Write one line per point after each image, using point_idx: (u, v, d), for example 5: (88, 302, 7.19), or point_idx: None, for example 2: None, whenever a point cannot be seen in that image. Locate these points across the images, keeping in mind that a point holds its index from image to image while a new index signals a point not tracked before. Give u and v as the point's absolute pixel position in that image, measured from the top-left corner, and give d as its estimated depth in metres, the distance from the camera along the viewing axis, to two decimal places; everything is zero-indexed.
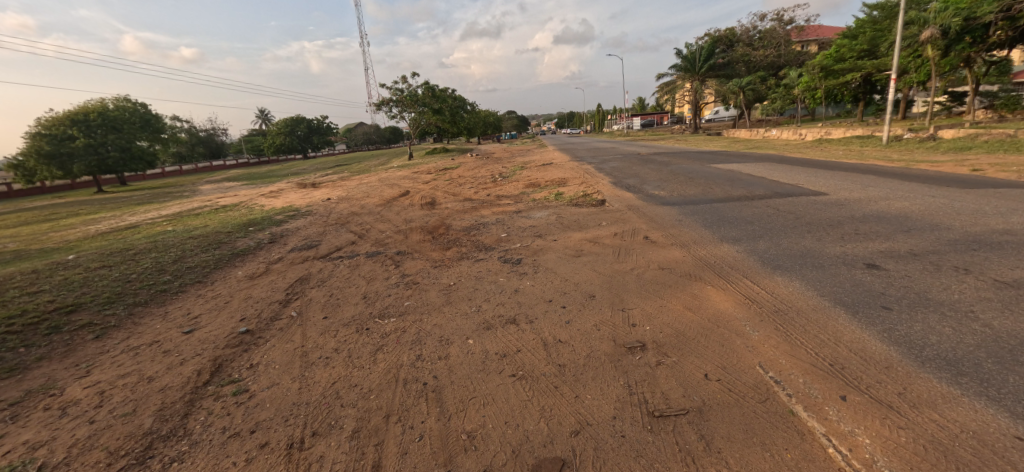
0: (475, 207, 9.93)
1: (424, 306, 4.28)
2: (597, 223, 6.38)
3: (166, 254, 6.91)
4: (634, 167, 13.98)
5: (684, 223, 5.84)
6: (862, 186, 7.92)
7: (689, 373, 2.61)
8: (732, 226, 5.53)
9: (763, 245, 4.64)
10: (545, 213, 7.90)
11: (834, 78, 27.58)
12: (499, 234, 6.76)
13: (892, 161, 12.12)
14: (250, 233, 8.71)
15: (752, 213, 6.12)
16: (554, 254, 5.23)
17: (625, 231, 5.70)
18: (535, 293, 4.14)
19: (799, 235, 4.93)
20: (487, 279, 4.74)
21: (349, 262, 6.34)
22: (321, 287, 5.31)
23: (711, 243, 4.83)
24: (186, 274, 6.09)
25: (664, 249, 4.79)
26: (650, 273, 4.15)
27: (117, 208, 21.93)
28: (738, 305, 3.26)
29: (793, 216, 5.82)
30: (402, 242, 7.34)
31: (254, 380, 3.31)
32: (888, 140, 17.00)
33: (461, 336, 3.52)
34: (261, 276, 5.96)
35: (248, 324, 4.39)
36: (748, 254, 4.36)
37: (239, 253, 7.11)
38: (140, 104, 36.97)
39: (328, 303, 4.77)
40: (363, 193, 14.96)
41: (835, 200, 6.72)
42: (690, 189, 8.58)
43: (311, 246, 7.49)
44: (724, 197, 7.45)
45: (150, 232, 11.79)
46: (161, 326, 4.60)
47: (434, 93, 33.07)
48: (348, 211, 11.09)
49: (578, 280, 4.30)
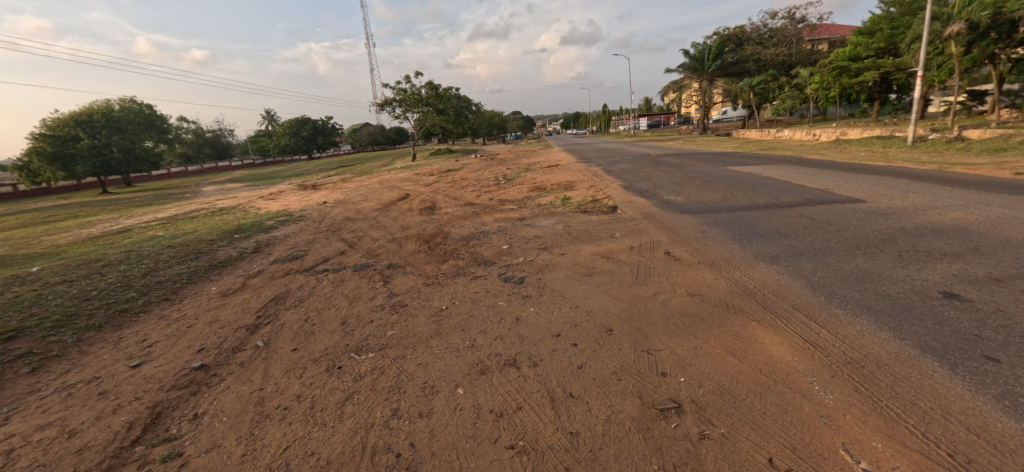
0: (477, 213, 9.28)
1: (410, 337, 3.65)
2: (609, 234, 5.72)
3: (137, 266, 6.31)
4: (644, 169, 13.27)
5: (708, 235, 5.17)
6: (902, 192, 7.19)
7: (748, 457, 1.95)
8: (765, 240, 4.85)
9: (810, 265, 3.98)
10: (553, 220, 7.22)
11: (850, 76, 26.59)
12: (501, 245, 6.11)
13: (922, 164, 11.28)
14: (234, 241, 8.09)
15: (785, 225, 5.44)
16: (563, 272, 4.56)
17: (642, 245, 5.04)
18: (540, 325, 3.47)
19: (848, 253, 4.25)
20: (484, 302, 4.09)
21: (334, 278, 5.70)
22: (297, 308, 4.69)
23: (745, 262, 4.16)
24: (153, 291, 5.49)
25: (690, 268, 4.11)
26: (677, 300, 3.49)
27: (117, 210, 21.48)
28: (795, 350, 2.60)
29: (834, 229, 5.12)
30: (395, 254, 6.68)
31: (192, 439, 2.69)
32: (911, 142, 16.18)
33: (449, 383, 2.88)
34: (235, 293, 5.35)
35: (205, 357, 3.76)
36: (793, 277, 3.70)
37: (218, 266, 6.49)
38: (146, 105, 36.72)
39: (301, 329, 4.14)
40: (361, 197, 14.31)
41: (877, 209, 6.01)
42: (709, 195, 7.86)
43: (296, 257, 6.87)
44: (748, 204, 6.78)
45: (137, 238, 11.22)
46: (107, 357, 3.98)
47: (438, 93, 32.45)
48: (343, 217, 10.49)
49: (590, 307, 3.63)
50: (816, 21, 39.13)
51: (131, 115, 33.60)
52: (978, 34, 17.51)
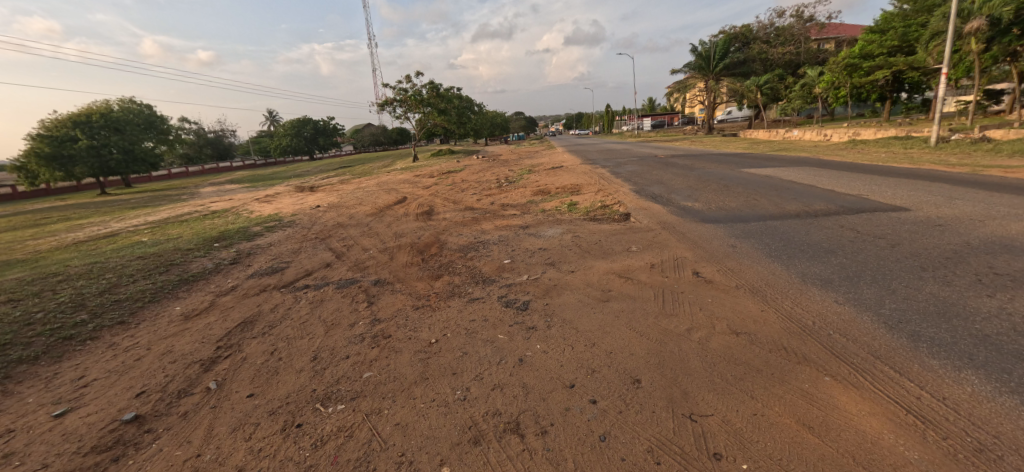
0: (476, 219, 8.63)
1: (390, 382, 2.99)
2: (625, 247, 5.06)
3: (97, 281, 5.68)
4: (654, 171, 12.65)
5: (740, 250, 4.50)
6: (946, 199, 6.50)
7: None
8: (808, 257, 4.17)
9: (873, 293, 3.30)
10: (559, 229, 6.55)
11: (862, 74, 25.46)
12: (502, 259, 5.45)
13: (951, 167, 10.57)
14: (213, 250, 7.46)
15: (827, 238, 4.76)
16: (574, 296, 3.88)
17: (665, 262, 4.36)
18: (549, 370, 2.81)
19: (915, 277, 3.55)
20: (482, 335, 3.42)
21: (313, 297, 5.04)
22: (264, 337, 4.03)
23: (793, 288, 3.47)
24: (108, 313, 4.85)
25: (727, 295, 3.43)
26: (717, 339, 2.82)
27: (109, 213, 20.89)
28: (896, 428, 1.93)
29: (886, 244, 4.43)
30: (384, 267, 6.01)
31: None
32: (933, 142, 15.41)
33: (432, 458, 2.23)
34: (199, 316, 4.72)
35: (141, 406, 3.12)
36: (857, 309, 3.04)
37: (187, 281, 5.85)
38: (145, 105, 36.19)
39: (264, 366, 3.48)
40: (356, 200, 13.66)
41: (927, 219, 5.32)
42: (730, 202, 7.16)
43: (276, 271, 6.21)
44: (776, 213, 6.10)
45: (121, 244, 10.64)
46: (31, 400, 3.35)
47: (439, 93, 31.86)
48: (334, 222, 9.84)
49: (611, 347, 2.96)
50: (824, 20, 38.38)
51: (130, 116, 33.14)
52: (999, 30, 16.71)
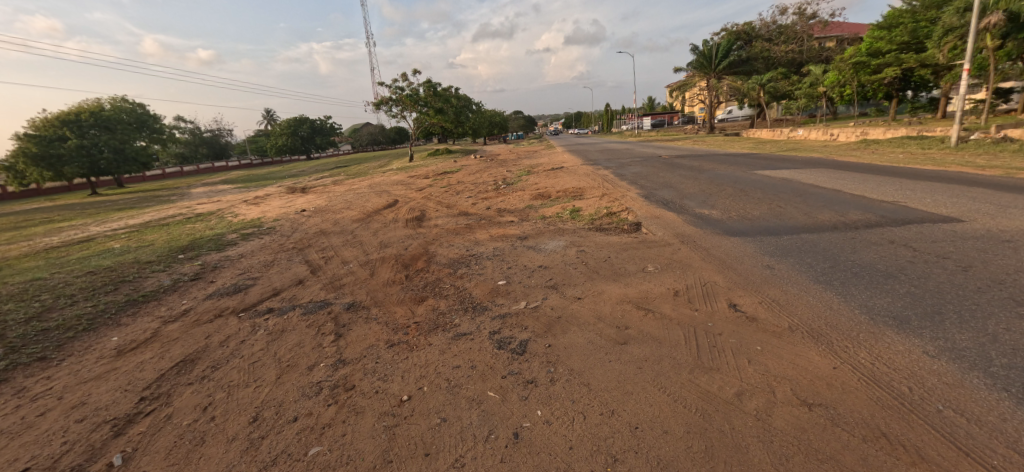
0: (470, 227, 7.86)
1: (341, 466, 2.24)
2: (639, 267, 4.31)
3: (29, 305, 4.92)
4: (660, 173, 11.97)
5: (781, 274, 3.76)
6: (999, 208, 5.72)
7: None
8: (868, 285, 3.42)
9: (972, 342, 2.55)
10: (561, 241, 5.82)
11: (870, 74, 24.97)
12: (496, 279, 4.69)
13: (981, 169, 9.83)
14: (176, 263, 6.69)
15: (880, 257, 4.02)
16: (583, 336, 3.12)
17: (690, 289, 3.63)
18: (555, 456, 2.07)
19: (1015, 316, 2.81)
20: (468, 393, 2.67)
21: (273, 325, 4.26)
22: (202, 384, 3.27)
23: (862, 330, 2.74)
24: (28, 346, 4.09)
25: (783, 341, 2.68)
26: (782, 413, 2.08)
27: (95, 215, 20.15)
28: None
29: (957, 267, 3.69)
30: (362, 286, 5.24)
31: None
32: (953, 142, 14.62)
33: None
34: (135, 351, 3.95)
35: None
36: (960, 368, 2.30)
37: (134, 303, 5.08)
38: (137, 104, 35.15)
39: (189, 431, 2.71)
40: (344, 203, 12.89)
41: (990, 233, 4.56)
42: (753, 210, 6.39)
43: (239, 289, 5.44)
44: (808, 223, 5.38)
45: (88, 253, 9.89)
46: None
47: (436, 92, 31.14)
48: (316, 229, 9.07)
49: (638, 418, 2.21)
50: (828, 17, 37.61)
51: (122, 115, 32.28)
52: (1016, 26, 15.95)
